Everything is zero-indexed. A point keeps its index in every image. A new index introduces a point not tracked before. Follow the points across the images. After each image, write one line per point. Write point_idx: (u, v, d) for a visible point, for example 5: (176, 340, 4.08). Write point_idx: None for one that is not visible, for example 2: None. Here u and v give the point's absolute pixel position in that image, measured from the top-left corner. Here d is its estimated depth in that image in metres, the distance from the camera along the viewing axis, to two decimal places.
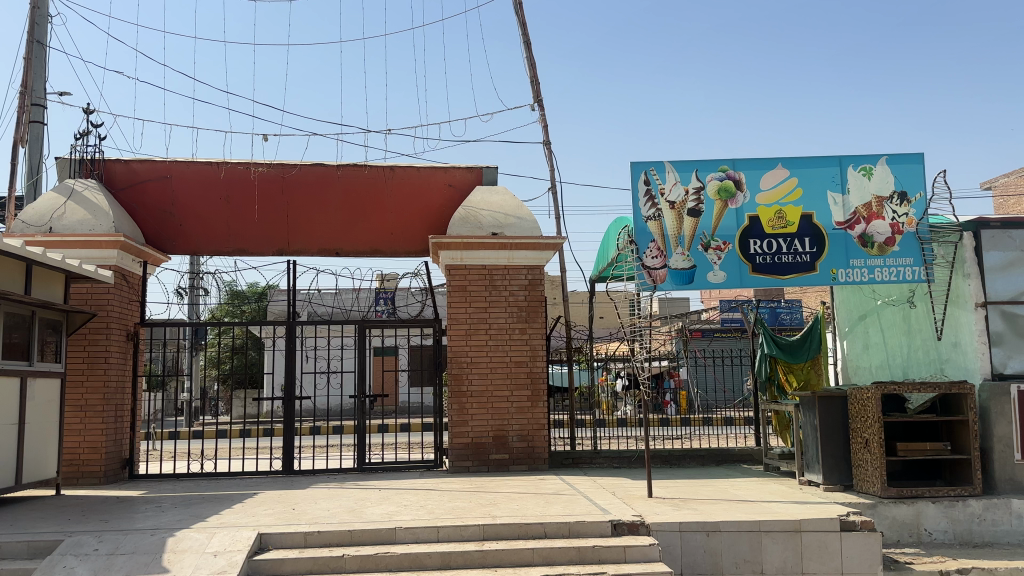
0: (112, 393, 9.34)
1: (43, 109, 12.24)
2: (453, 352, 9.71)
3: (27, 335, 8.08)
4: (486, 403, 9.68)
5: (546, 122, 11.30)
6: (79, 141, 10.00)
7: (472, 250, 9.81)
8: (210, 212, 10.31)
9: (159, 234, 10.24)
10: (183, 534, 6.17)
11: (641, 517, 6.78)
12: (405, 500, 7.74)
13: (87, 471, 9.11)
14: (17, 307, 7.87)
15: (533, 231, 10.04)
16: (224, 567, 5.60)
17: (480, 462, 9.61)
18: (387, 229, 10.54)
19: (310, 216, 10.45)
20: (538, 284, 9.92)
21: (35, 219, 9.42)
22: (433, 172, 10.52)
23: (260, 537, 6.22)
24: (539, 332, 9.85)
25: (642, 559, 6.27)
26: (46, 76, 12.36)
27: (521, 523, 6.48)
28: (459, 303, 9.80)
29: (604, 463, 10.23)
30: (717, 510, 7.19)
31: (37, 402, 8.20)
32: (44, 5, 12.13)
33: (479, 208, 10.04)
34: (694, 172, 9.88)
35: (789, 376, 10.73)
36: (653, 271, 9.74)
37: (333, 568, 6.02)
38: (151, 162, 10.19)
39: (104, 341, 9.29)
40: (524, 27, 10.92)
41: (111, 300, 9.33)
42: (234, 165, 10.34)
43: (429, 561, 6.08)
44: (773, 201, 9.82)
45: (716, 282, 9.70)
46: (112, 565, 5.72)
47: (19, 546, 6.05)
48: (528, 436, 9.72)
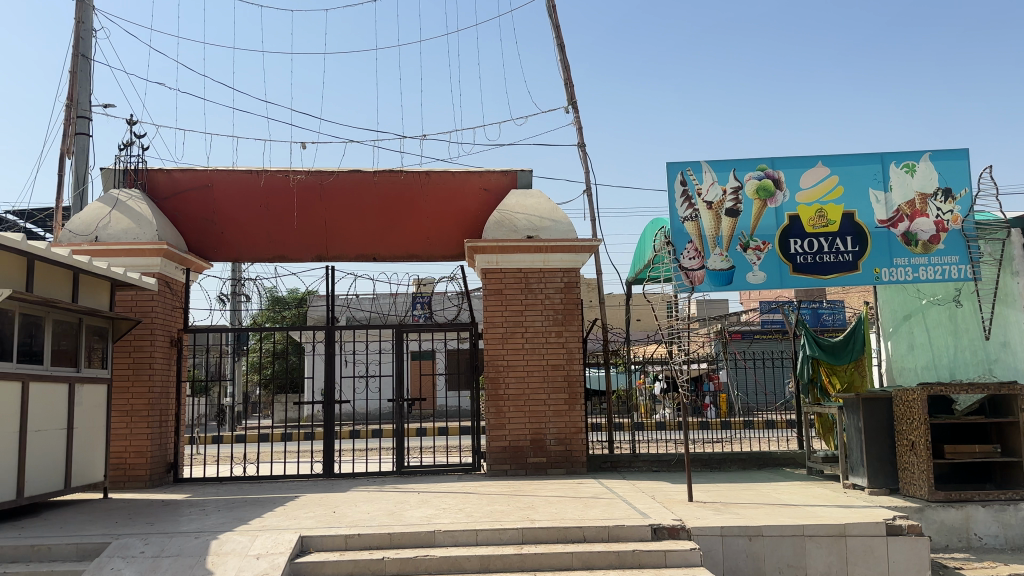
0: (156, 398, 9.53)
1: (88, 121, 12.48)
2: (489, 357, 9.72)
3: (75, 343, 8.26)
4: (523, 407, 9.66)
5: (581, 123, 11.18)
6: (123, 151, 10.22)
7: (507, 254, 9.82)
8: (250, 221, 10.46)
9: (202, 243, 10.48)
10: (227, 536, 6.26)
11: (681, 521, 6.68)
12: (445, 503, 7.77)
13: (133, 475, 9.29)
14: (65, 314, 8.05)
15: (569, 233, 10.01)
16: (267, 569, 5.67)
17: (518, 465, 9.61)
18: (422, 233, 10.62)
19: (347, 223, 10.55)
20: (574, 287, 9.89)
21: (81, 228, 9.64)
22: (469, 175, 10.53)
23: (302, 539, 6.29)
24: (575, 335, 9.81)
25: (683, 563, 6.19)
26: (91, 89, 12.59)
27: (559, 528, 6.45)
28: (495, 306, 9.81)
29: (643, 467, 10.15)
30: (759, 514, 7.10)
31: (84, 408, 8.37)
32: (88, 19, 12.46)
33: (514, 211, 10.04)
34: (732, 172, 9.77)
35: (832, 378, 10.57)
36: (692, 272, 9.63)
37: (373, 571, 6.05)
38: (193, 171, 10.34)
39: (148, 348, 9.47)
40: (557, 29, 10.82)
41: (155, 305, 9.52)
42: (274, 173, 10.45)
43: (468, 565, 6.10)
44: (813, 200, 9.67)
45: (756, 283, 9.60)
46: (158, 567, 5.81)
47: (69, 548, 6.19)
48: (565, 439, 9.67)
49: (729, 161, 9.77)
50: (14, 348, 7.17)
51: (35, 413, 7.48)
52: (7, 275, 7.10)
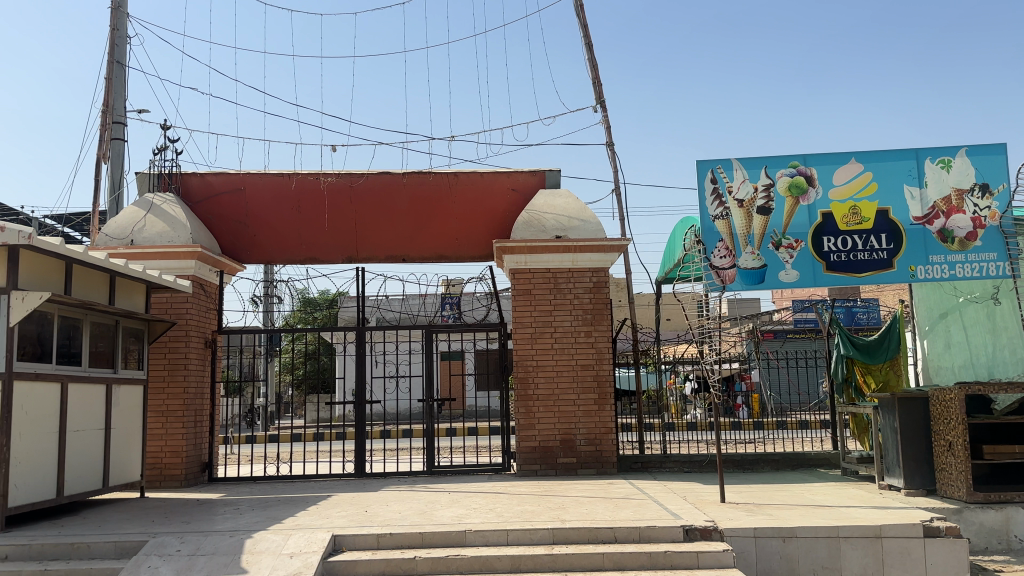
0: (191, 399, 9.67)
1: (123, 127, 12.70)
2: (518, 357, 9.72)
3: (112, 344, 8.40)
4: (553, 407, 9.65)
5: (609, 123, 11.13)
6: (158, 156, 10.37)
7: (536, 254, 9.81)
8: (282, 223, 10.56)
9: (235, 244, 10.59)
10: (261, 535, 6.33)
11: (714, 522, 6.62)
12: (475, 503, 7.79)
13: (169, 474, 9.43)
14: (102, 316, 8.19)
15: (598, 233, 9.97)
16: (300, 568, 5.72)
17: (548, 465, 9.60)
18: (451, 234, 10.64)
19: (377, 224, 10.61)
20: (603, 287, 9.86)
21: (118, 232, 9.83)
22: (497, 175, 10.54)
23: (334, 538, 6.33)
24: (604, 335, 9.77)
25: (716, 565, 6.12)
26: (126, 95, 12.80)
27: (590, 528, 6.43)
28: (524, 306, 9.81)
29: (675, 468, 10.08)
30: (794, 515, 7.01)
31: (121, 409, 8.51)
32: (123, 26, 12.68)
33: (543, 211, 10.03)
34: (763, 169, 9.68)
35: (867, 378, 10.39)
36: (722, 271, 9.55)
37: (405, 570, 6.08)
38: (226, 174, 10.49)
39: (183, 349, 9.61)
40: (585, 28, 10.79)
41: (189, 308, 9.66)
42: (305, 175, 10.55)
43: (499, 564, 6.10)
44: (847, 197, 9.54)
45: (788, 281, 9.50)
46: (194, 565, 5.88)
47: (107, 546, 6.31)
48: (595, 439, 9.64)
49: (760, 158, 9.67)
50: (52, 351, 7.31)
51: (73, 413, 7.62)
52: (47, 279, 7.26)
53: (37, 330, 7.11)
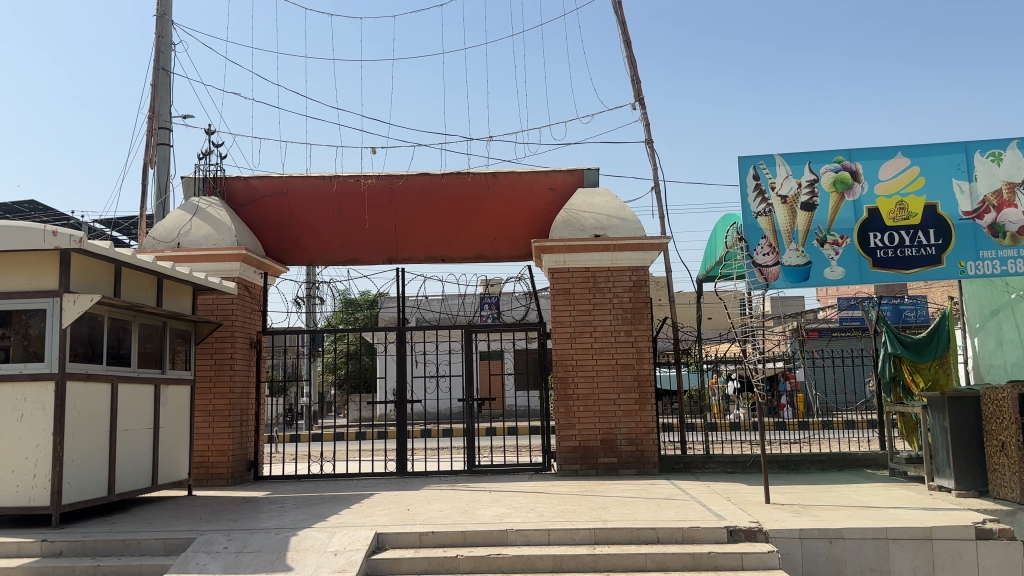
0: (237, 399, 9.84)
1: (169, 132, 12.95)
2: (558, 356, 9.71)
3: (160, 345, 8.58)
4: (593, 406, 9.61)
5: (648, 120, 11.05)
6: (202, 160, 10.57)
7: (575, 253, 9.78)
8: (324, 225, 10.68)
9: (278, 246, 10.79)
10: (305, 533, 6.41)
11: (758, 523, 6.53)
12: (516, 502, 7.81)
13: (216, 472, 9.61)
14: (151, 318, 8.38)
15: (637, 231, 9.91)
16: (344, 565, 5.79)
17: (588, 465, 9.57)
18: (490, 234, 10.72)
19: (416, 226, 10.69)
20: (642, 286, 9.80)
21: (165, 235, 10.04)
22: (536, 175, 10.52)
23: (378, 536, 6.39)
24: (645, 334, 9.71)
25: (761, 566, 6.04)
26: (171, 101, 13.07)
27: (633, 528, 6.39)
28: (563, 306, 9.79)
29: (718, 468, 9.96)
30: (840, 516, 6.89)
31: (169, 408, 8.69)
32: (168, 34, 12.94)
33: (581, 210, 10.00)
34: (807, 165, 9.53)
35: (915, 377, 10.15)
36: (766, 268, 9.43)
37: (447, 568, 6.11)
38: (270, 177, 10.62)
39: (229, 349, 9.79)
40: (623, 25, 10.73)
41: (234, 309, 9.83)
42: (345, 177, 10.64)
43: (541, 564, 6.10)
44: (893, 192, 9.35)
45: (834, 278, 9.32)
46: (240, 562, 5.98)
47: (157, 543, 6.45)
48: (636, 439, 9.58)
49: (803, 154, 9.53)
50: (103, 352, 7.49)
51: (124, 413, 7.81)
52: (97, 282, 7.45)
53: (88, 332, 7.29)
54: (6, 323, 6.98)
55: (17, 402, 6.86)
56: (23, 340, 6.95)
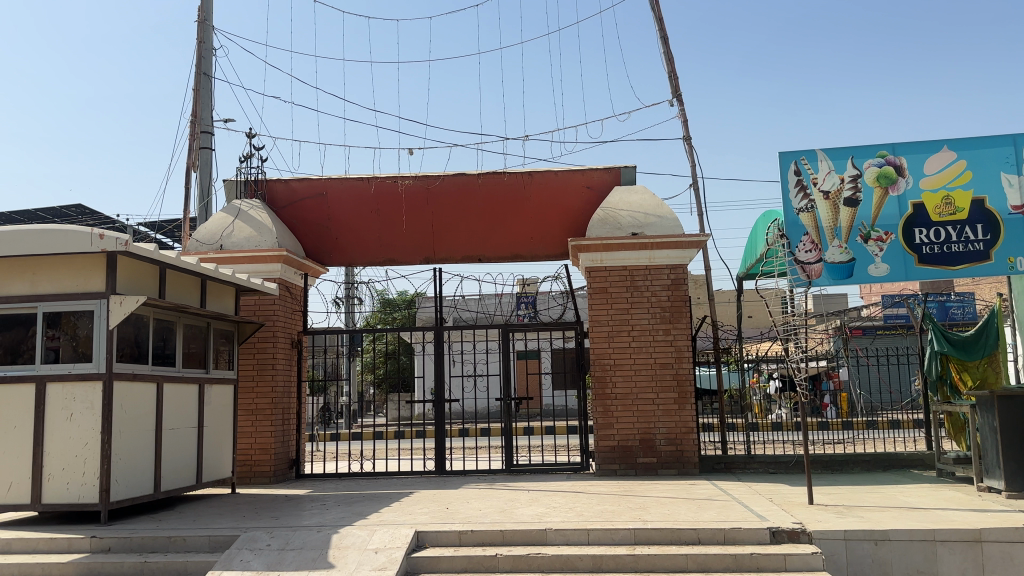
0: (279, 398, 9.98)
1: (211, 136, 13.18)
2: (596, 355, 9.68)
3: (204, 345, 8.75)
4: (632, 406, 9.57)
5: (686, 116, 10.96)
6: (244, 164, 10.75)
7: (612, 251, 9.73)
8: (363, 226, 10.79)
9: (318, 247, 10.92)
10: (346, 531, 6.49)
11: (802, 524, 6.44)
12: (555, 502, 7.81)
13: (258, 471, 9.76)
14: (195, 318, 8.55)
15: (675, 229, 9.85)
16: (385, 563, 5.84)
17: (627, 465, 9.52)
18: (526, 234, 10.72)
19: (453, 226, 10.74)
20: (681, 284, 9.72)
21: (207, 237, 10.21)
22: (572, 174, 10.50)
23: (418, 534, 6.43)
24: (684, 332, 9.63)
25: (805, 568, 5.96)
26: (213, 105, 13.30)
27: (673, 529, 6.35)
28: (600, 304, 9.76)
29: (760, 468, 9.84)
30: (886, 518, 6.76)
31: (213, 408, 8.85)
32: (209, 39, 13.18)
33: (618, 208, 9.96)
34: (851, 159, 9.49)
35: (963, 376, 9.86)
36: (807, 265, 9.35)
37: (487, 567, 6.12)
38: (310, 179, 10.76)
39: (271, 349, 9.94)
40: (660, 22, 10.65)
41: (276, 309, 9.98)
42: (383, 178, 10.71)
43: (580, 564, 6.10)
44: (939, 187, 9.33)
45: (878, 275, 9.32)
46: (283, 559, 6.06)
47: (202, 540, 6.58)
48: (676, 439, 9.51)
49: (847, 149, 9.50)
50: (148, 352, 7.65)
51: (169, 413, 7.97)
52: (143, 284, 7.61)
53: (134, 333, 7.46)
54: (55, 324, 7.16)
55: (67, 401, 7.05)
56: (71, 341, 7.13)
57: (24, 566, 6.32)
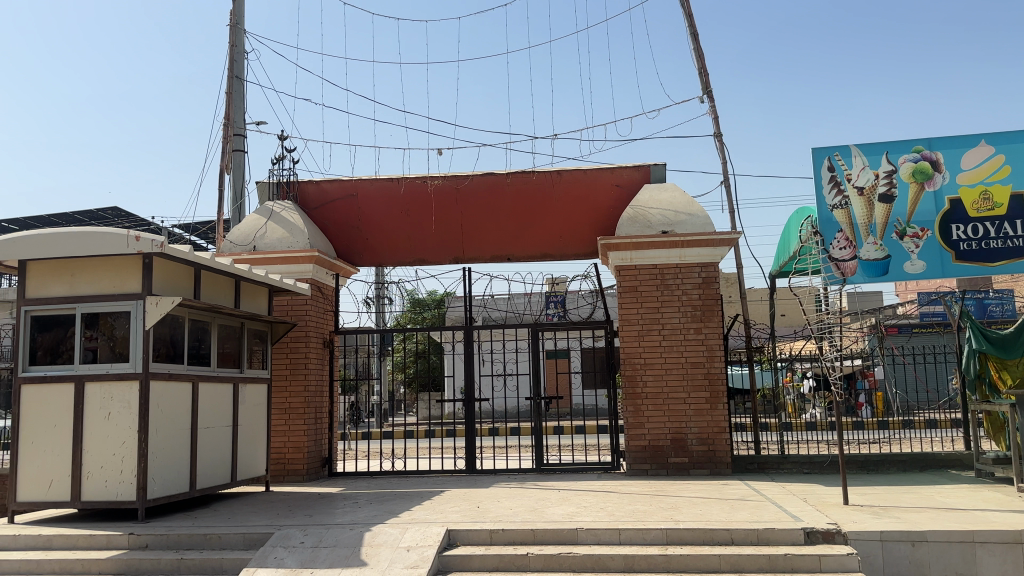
0: (311, 397, 10.08)
1: (244, 139, 13.35)
2: (626, 354, 9.65)
3: (238, 345, 8.87)
4: (663, 405, 9.53)
5: (717, 113, 10.87)
6: (276, 165, 10.87)
7: (642, 250, 9.68)
8: (393, 227, 10.86)
9: (349, 248, 11.04)
10: (378, 528, 6.54)
11: (837, 525, 6.36)
12: (586, 501, 7.80)
13: (292, 469, 9.88)
14: (229, 319, 8.66)
15: (706, 227, 9.79)
16: (417, 561, 5.87)
17: (658, 465, 9.48)
18: (555, 233, 10.73)
19: (482, 226, 10.77)
20: (712, 282, 9.65)
21: (241, 239, 10.35)
22: (601, 173, 10.48)
23: (449, 533, 6.47)
24: (715, 332, 9.56)
25: (840, 569, 5.89)
26: (245, 108, 13.47)
27: (706, 529, 6.31)
28: (630, 303, 9.73)
29: (793, 468, 9.74)
30: (923, 519, 6.66)
31: (248, 406, 8.98)
32: (241, 42, 13.34)
33: (648, 206, 9.92)
34: (885, 155, 9.40)
35: (1002, 374, 9.66)
36: (842, 263, 9.30)
37: (518, 566, 6.13)
38: (341, 181, 10.86)
39: (303, 349, 10.06)
40: (690, 18, 10.58)
41: (308, 310, 10.10)
42: (413, 179, 10.77)
43: (612, 563, 6.08)
44: (977, 181, 9.24)
45: (914, 272, 9.24)
46: (317, 557, 6.13)
47: (237, 537, 6.67)
48: (708, 439, 9.44)
49: (880, 144, 9.42)
50: (184, 352, 7.78)
51: (204, 411, 8.09)
52: (177, 285, 7.73)
53: (169, 333, 7.59)
54: (93, 325, 7.32)
55: (105, 400, 7.19)
56: (109, 341, 7.28)
57: (65, 562, 6.47)
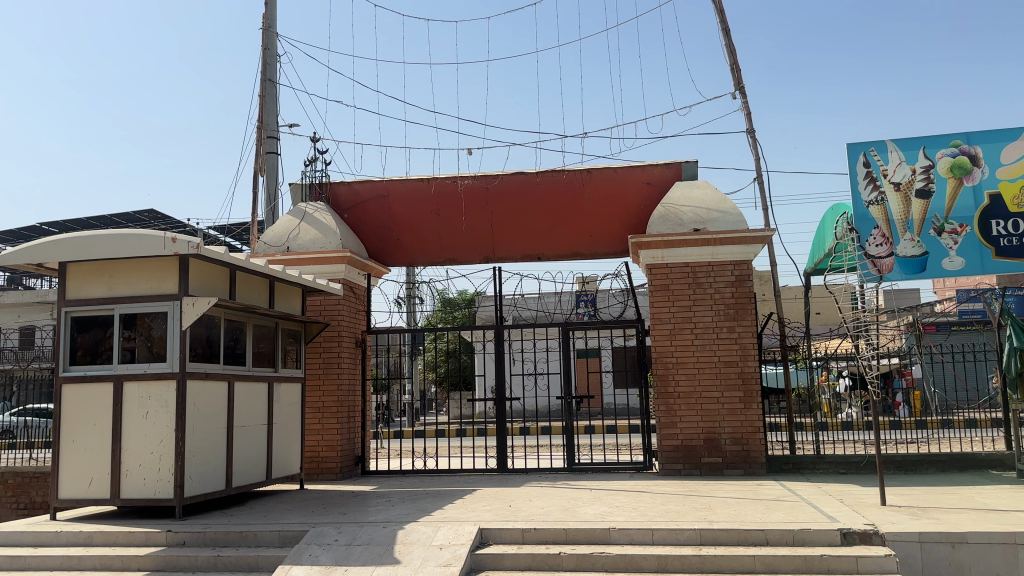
0: (344, 396, 10.18)
1: (277, 141, 13.51)
2: (658, 354, 9.61)
3: (273, 344, 8.99)
4: (695, 405, 9.47)
5: (749, 109, 10.77)
6: (309, 167, 11.00)
7: (674, 248, 9.63)
8: (424, 227, 10.92)
9: (381, 248, 11.14)
10: (411, 527, 6.59)
11: (874, 525, 6.27)
12: (618, 501, 7.78)
13: (326, 467, 9.97)
14: (264, 319, 8.78)
15: (738, 224, 9.69)
16: (449, 559, 5.90)
17: (691, 465, 9.42)
18: (585, 232, 10.70)
19: (513, 225, 10.79)
20: (745, 280, 9.57)
21: (275, 240, 10.48)
22: (631, 171, 10.43)
23: (481, 532, 6.49)
24: (748, 330, 9.47)
25: (877, 570, 5.81)
26: (278, 111, 13.64)
27: (741, 530, 6.25)
28: (662, 301, 9.68)
29: (829, 469, 9.60)
30: (964, 520, 6.53)
31: (282, 405, 9.08)
32: (273, 45, 13.49)
33: (680, 204, 9.86)
34: (922, 150, 9.47)
35: None
36: (879, 260, 9.40)
37: (550, 566, 6.13)
38: (371, 181, 10.93)
39: (336, 348, 10.16)
40: (722, 14, 10.50)
41: (340, 310, 10.20)
42: (443, 179, 10.81)
43: (645, 564, 6.06)
44: (1016, 176, 9.25)
45: (952, 269, 9.26)
46: (351, 554, 6.19)
47: (272, 535, 6.76)
48: (742, 439, 9.36)
49: (918, 139, 9.49)
50: (220, 352, 7.90)
51: (240, 410, 8.20)
52: (214, 286, 7.86)
53: (206, 333, 7.71)
54: (132, 325, 7.46)
55: (143, 400, 7.32)
56: (146, 341, 7.42)
57: (105, 559, 6.60)
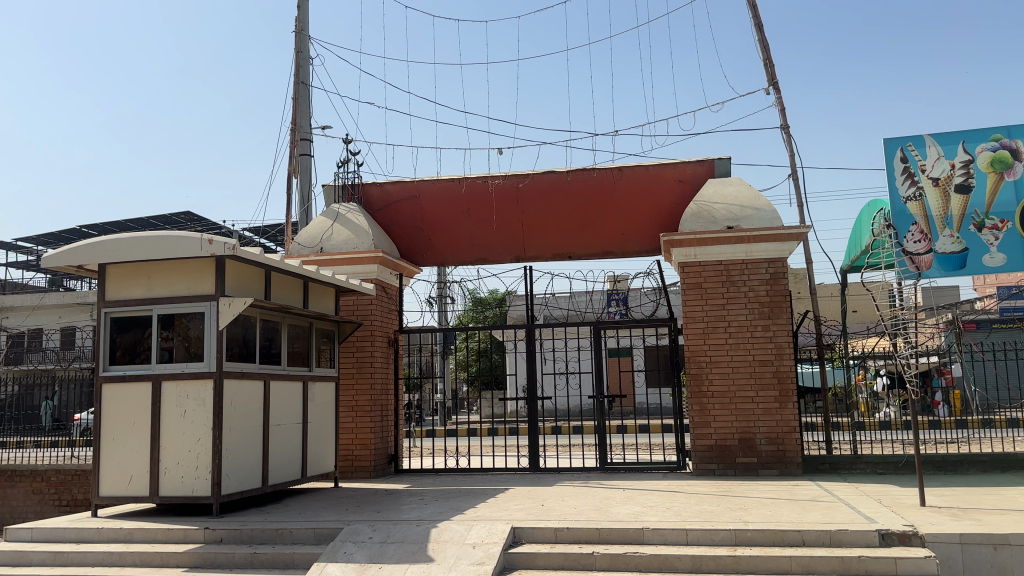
0: (377, 395, 10.26)
1: (310, 143, 13.65)
2: (691, 352, 9.54)
3: (307, 344, 9.09)
4: (729, 404, 9.39)
5: (783, 105, 10.65)
6: (341, 169, 11.12)
7: (706, 246, 9.56)
8: (455, 227, 10.96)
9: (412, 249, 11.17)
10: (445, 525, 6.62)
11: (913, 526, 6.16)
12: (652, 500, 7.75)
13: (360, 465, 10.06)
14: (298, 319, 8.89)
15: (772, 222, 9.59)
16: (482, 558, 5.92)
17: (726, 465, 9.34)
18: (617, 230, 10.62)
19: (544, 224, 10.78)
20: (780, 278, 9.46)
21: (309, 241, 10.59)
22: (663, 168, 10.38)
23: (514, 530, 6.50)
24: (784, 328, 9.36)
25: (917, 572, 5.72)
26: (311, 113, 13.78)
27: (776, 530, 6.19)
28: (695, 299, 9.61)
29: (867, 469, 9.45)
30: (1007, 521, 6.40)
31: (316, 404, 9.18)
32: (306, 48, 13.64)
33: (713, 202, 9.78)
34: (961, 145, 9.43)
35: None
36: (919, 256, 9.47)
37: (583, 565, 6.12)
38: (402, 182, 11.01)
39: (369, 347, 10.25)
40: (754, 9, 10.40)
41: (373, 309, 10.27)
42: (474, 178, 10.86)
43: (680, 564, 6.02)
44: None
45: (993, 265, 9.12)
46: (385, 552, 6.24)
47: (307, 533, 6.84)
48: (777, 439, 9.26)
49: (957, 135, 9.47)
50: (256, 351, 8.01)
51: (275, 409, 8.31)
52: (250, 286, 7.97)
53: (242, 333, 7.83)
54: (169, 325, 7.60)
55: (181, 399, 7.45)
56: (184, 341, 7.55)
57: (145, 555, 6.71)
